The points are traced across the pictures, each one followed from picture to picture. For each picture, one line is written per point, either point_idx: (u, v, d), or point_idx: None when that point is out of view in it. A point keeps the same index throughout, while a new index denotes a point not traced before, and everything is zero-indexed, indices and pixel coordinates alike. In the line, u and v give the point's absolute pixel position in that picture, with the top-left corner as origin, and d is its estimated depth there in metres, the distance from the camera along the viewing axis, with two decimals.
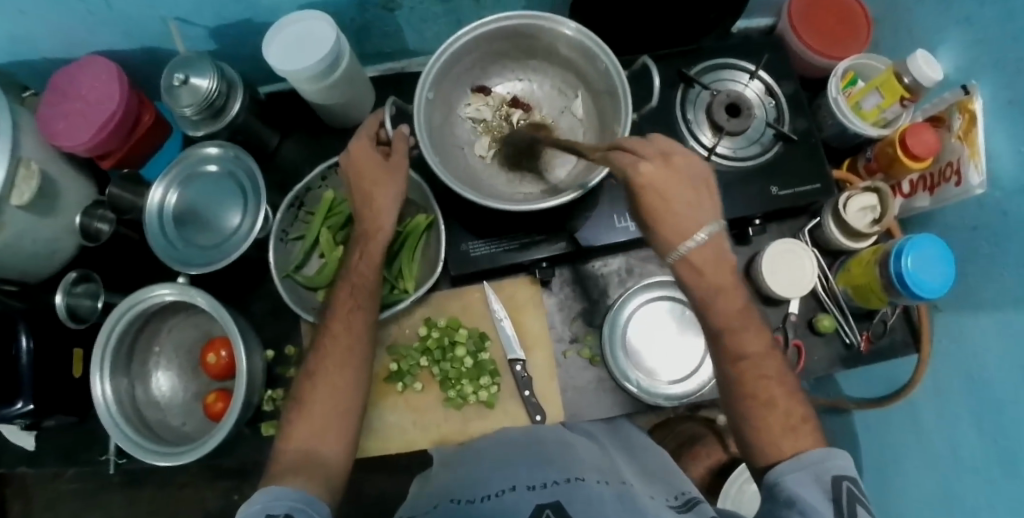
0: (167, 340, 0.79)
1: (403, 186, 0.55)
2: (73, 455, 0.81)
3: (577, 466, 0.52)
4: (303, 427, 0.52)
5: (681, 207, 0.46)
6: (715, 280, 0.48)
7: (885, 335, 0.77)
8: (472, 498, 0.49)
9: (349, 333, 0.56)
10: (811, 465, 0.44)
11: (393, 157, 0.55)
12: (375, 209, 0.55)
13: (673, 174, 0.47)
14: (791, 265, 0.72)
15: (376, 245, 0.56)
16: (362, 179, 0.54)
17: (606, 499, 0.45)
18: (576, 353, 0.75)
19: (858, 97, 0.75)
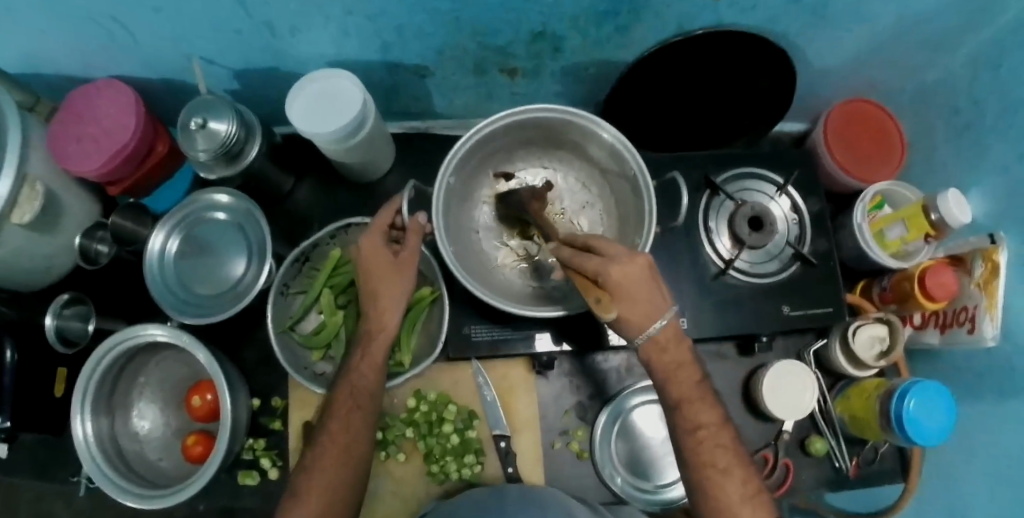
0: (154, 371, 0.78)
1: (408, 283, 0.57)
2: (45, 470, 0.82)
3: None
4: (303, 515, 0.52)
5: (643, 302, 0.45)
6: (679, 358, 0.50)
7: (874, 462, 0.77)
8: None
9: (344, 434, 0.56)
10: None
11: (402, 253, 0.57)
12: (379, 309, 0.57)
13: (636, 277, 0.44)
14: (792, 389, 0.71)
15: (377, 346, 0.57)
16: (370, 274, 0.56)
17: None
18: (564, 444, 0.71)
19: (882, 224, 0.75)
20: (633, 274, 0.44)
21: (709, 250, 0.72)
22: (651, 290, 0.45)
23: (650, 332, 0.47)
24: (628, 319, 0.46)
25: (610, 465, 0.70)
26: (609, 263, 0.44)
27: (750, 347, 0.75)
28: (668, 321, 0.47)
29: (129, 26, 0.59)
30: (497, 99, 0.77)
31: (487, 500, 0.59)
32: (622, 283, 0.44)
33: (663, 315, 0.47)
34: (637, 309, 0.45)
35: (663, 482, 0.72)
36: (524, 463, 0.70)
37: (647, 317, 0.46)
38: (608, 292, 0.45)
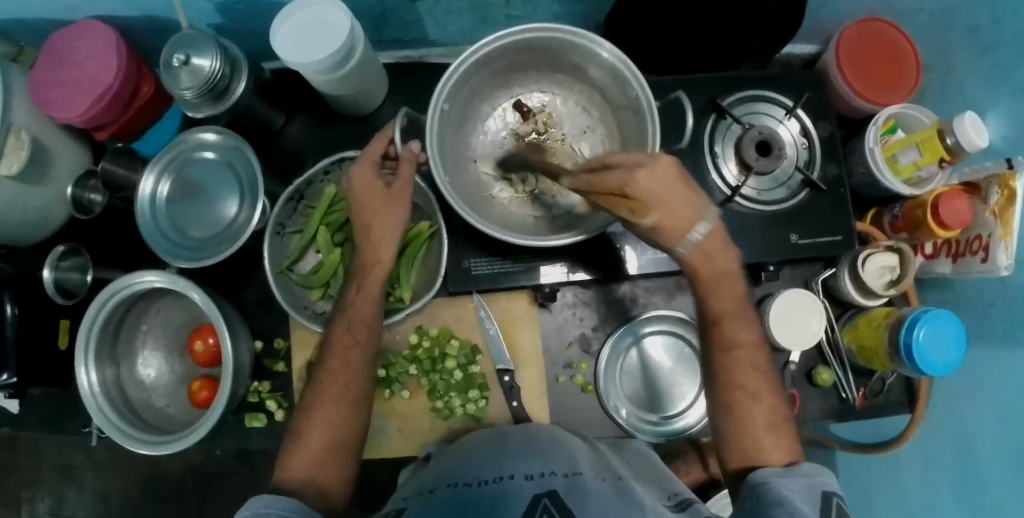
0: (155, 320, 0.78)
1: (402, 216, 0.56)
2: (57, 422, 0.81)
3: (579, 459, 0.49)
4: (301, 461, 0.51)
5: (680, 207, 0.43)
6: (723, 267, 0.49)
7: (882, 393, 0.76)
8: (469, 482, 0.46)
9: (345, 370, 0.55)
10: (803, 476, 0.44)
11: (395, 185, 0.55)
12: (374, 242, 0.55)
13: (669, 182, 0.41)
14: (798, 319, 0.70)
15: (374, 279, 0.57)
16: (363, 207, 0.55)
17: (603, 493, 0.43)
18: (569, 378, 0.71)
19: (895, 149, 0.72)
20: (662, 177, 0.41)
21: (716, 177, 0.70)
22: (686, 191, 0.43)
23: (691, 238, 0.45)
24: (667, 225, 0.44)
25: (615, 396, 0.70)
26: (636, 170, 0.40)
27: (758, 276, 0.74)
28: (710, 226, 0.46)
29: None
30: (491, 24, 0.73)
31: (487, 442, 0.56)
32: (654, 192, 0.41)
33: (701, 216, 0.45)
34: (676, 216, 0.43)
35: (668, 414, 0.71)
36: (529, 396, 0.70)
37: (685, 220, 0.44)
38: (640, 203, 0.42)
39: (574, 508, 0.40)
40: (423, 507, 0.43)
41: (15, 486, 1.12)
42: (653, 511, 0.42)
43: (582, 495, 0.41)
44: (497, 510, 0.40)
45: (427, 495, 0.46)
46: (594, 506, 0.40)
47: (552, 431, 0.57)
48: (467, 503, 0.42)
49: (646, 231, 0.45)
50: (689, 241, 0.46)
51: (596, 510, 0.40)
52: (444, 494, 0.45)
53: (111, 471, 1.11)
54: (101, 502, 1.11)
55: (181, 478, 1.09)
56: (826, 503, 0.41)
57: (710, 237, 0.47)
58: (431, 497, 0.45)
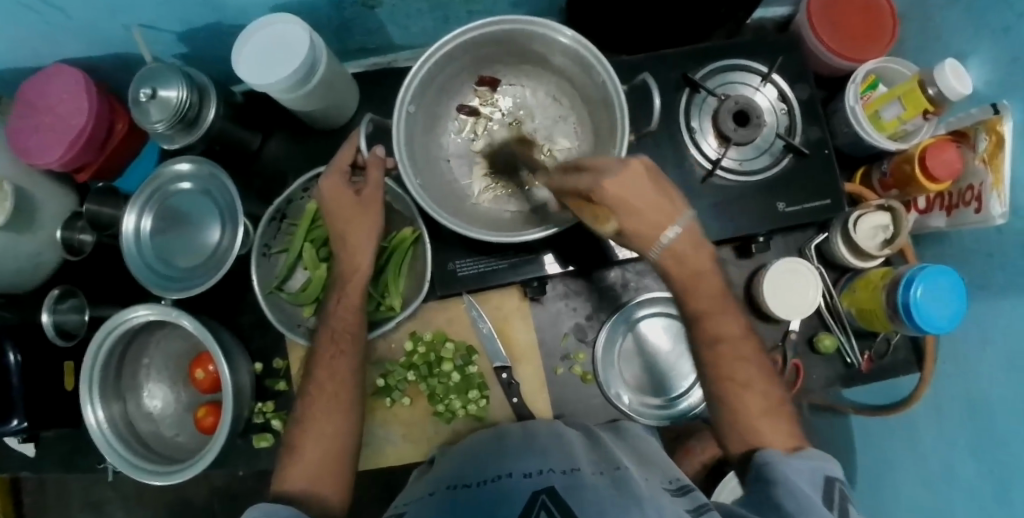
0: (156, 351, 0.78)
1: (377, 219, 0.58)
2: (72, 461, 0.82)
3: (578, 455, 0.49)
4: (301, 471, 0.53)
5: (650, 211, 0.45)
6: (697, 267, 0.50)
7: (887, 355, 0.75)
8: (468, 483, 0.46)
9: (334, 380, 0.57)
10: (808, 460, 0.43)
11: (365, 191, 0.57)
12: (350, 250, 0.58)
13: (634, 183, 0.44)
14: (795, 288, 0.68)
15: (354, 285, 0.59)
16: (336, 216, 0.57)
17: (601, 487, 0.43)
18: (568, 370, 0.70)
19: (877, 105, 0.71)
20: (629, 183, 0.44)
21: (695, 153, 0.69)
22: (654, 196, 0.44)
23: (662, 241, 0.47)
24: (633, 230, 0.46)
25: (616, 384, 0.69)
26: (603, 178, 0.43)
27: (749, 249, 0.73)
28: (682, 226, 0.47)
29: (60, 6, 0.55)
30: (454, 22, 0.72)
31: (487, 441, 0.56)
32: (623, 200, 0.44)
33: (674, 221, 0.46)
34: (644, 220, 0.45)
35: (672, 396, 0.70)
36: (529, 391, 0.70)
37: (655, 226, 0.46)
38: (606, 207, 0.45)
39: (573, 503, 0.40)
40: (423, 509, 0.44)
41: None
42: (651, 501, 0.41)
43: (580, 492, 0.41)
44: (493, 508, 0.40)
45: (428, 498, 0.46)
46: (591, 500, 0.40)
47: (547, 424, 0.58)
48: (465, 503, 0.42)
49: (618, 235, 0.48)
50: (658, 243, 0.47)
51: (595, 502, 0.39)
52: (444, 495, 0.45)
53: (138, 502, 1.13)
54: None
55: (208, 502, 1.11)
56: (828, 487, 0.41)
57: (684, 239, 0.48)
58: (431, 499, 0.46)
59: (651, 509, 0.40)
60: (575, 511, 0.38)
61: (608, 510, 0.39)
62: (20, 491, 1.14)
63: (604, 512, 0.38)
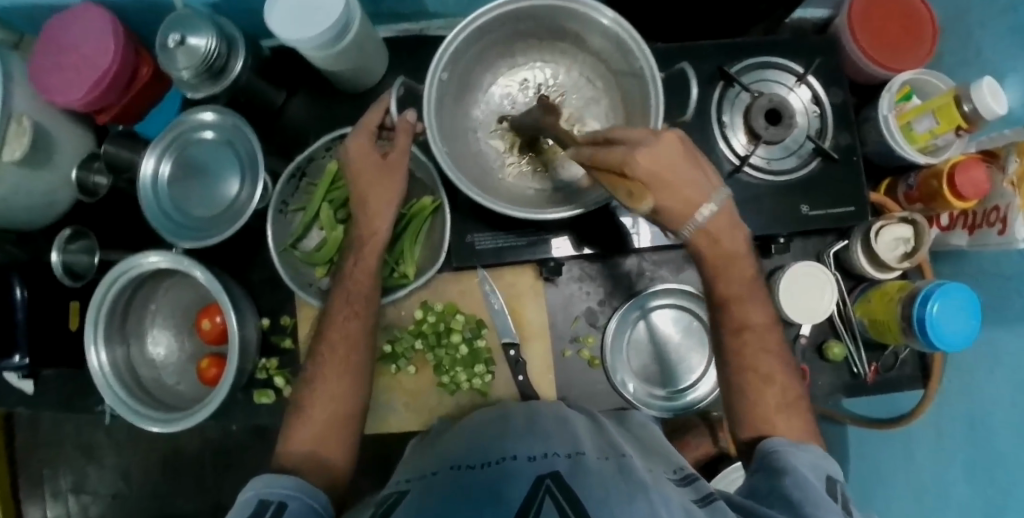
0: (163, 299, 0.78)
1: (399, 187, 0.58)
2: (71, 403, 0.82)
3: (581, 440, 0.49)
4: (306, 432, 0.53)
5: (682, 185, 0.45)
6: (727, 239, 0.50)
7: (895, 368, 0.74)
8: (473, 464, 0.46)
9: (346, 341, 0.57)
10: (811, 455, 0.46)
11: (390, 155, 0.57)
12: (370, 212, 0.58)
13: (669, 155, 0.43)
14: (810, 291, 0.68)
15: (371, 248, 0.59)
16: (359, 178, 0.57)
17: (605, 471, 0.43)
18: (575, 353, 0.70)
19: (910, 116, 0.70)
20: (662, 155, 0.43)
21: (724, 148, 0.68)
22: (689, 169, 0.44)
23: (696, 218, 0.47)
24: (668, 207, 0.46)
25: (622, 371, 0.69)
26: (636, 151, 0.42)
27: (768, 249, 0.71)
28: (717, 203, 0.47)
29: None
30: None
31: (490, 423, 0.56)
32: (657, 170, 0.43)
33: (709, 197, 0.47)
34: (679, 197, 0.45)
35: (679, 388, 0.70)
36: (536, 372, 0.69)
37: (690, 202, 0.46)
38: (642, 183, 0.44)
39: (576, 487, 0.39)
40: (428, 488, 0.44)
41: (37, 466, 1.15)
42: (657, 488, 0.41)
43: (585, 476, 0.41)
44: (499, 492, 0.40)
45: (430, 477, 0.46)
46: (596, 485, 0.40)
47: (549, 407, 0.59)
48: (468, 483, 0.42)
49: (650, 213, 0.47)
50: (694, 220, 0.47)
51: (599, 486, 0.39)
52: (447, 476, 0.45)
53: (130, 452, 1.13)
54: (122, 480, 1.13)
55: (200, 456, 1.11)
56: (830, 484, 0.43)
57: (718, 218, 0.48)
58: (435, 478, 0.46)
59: (657, 497, 0.40)
60: (578, 495, 0.39)
61: (613, 497, 0.38)
62: (13, 429, 1.14)
63: (607, 497, 0.38)
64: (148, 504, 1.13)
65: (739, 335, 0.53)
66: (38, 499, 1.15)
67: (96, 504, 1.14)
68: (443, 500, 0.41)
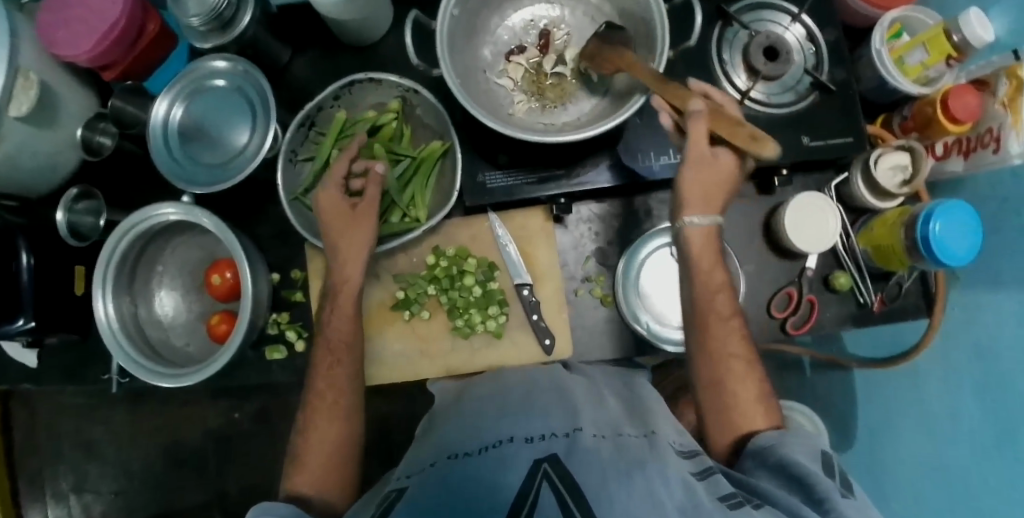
0: (171, 259, 0.77)
1: (371, 228, 0.63)
2: (75, 373, 0.80)
3: (579, 415, 0.52)
4: (304, 477, 0.56)
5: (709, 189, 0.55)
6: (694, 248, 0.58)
7: (899, 298, 0.75)
8: (469, 452, 0.48)
9: (334, 389, 0.61)
10: (800, 439, 0.50)
11: (359, 206, 0.62)
12: (342, 264, 0.62)
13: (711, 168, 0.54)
14: (815, 221, 0.69)
15: (345, 297, 0.63)
16: (333, 225, 0.62)
17: (601, 448, 0.45)
18: (588, 292, 0.70)
19: (901, 51, 0.72)
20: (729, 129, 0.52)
21: (726, 85, 0.70)
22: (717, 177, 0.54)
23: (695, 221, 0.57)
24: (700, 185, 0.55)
25: (637, 307, 0.68)
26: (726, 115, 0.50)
27: (771, 183, 0.73)
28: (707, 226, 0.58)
29: None
30: None
31: (489, 399, 0.59)
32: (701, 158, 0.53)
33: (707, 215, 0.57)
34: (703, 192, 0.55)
35: None
36: (549, 311, 0.69)
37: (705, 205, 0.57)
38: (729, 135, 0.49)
39: (571, 467, 0.42)
40: (426, 482, 0.46)
41: (37, 465, 1.12)
42: (652, 461, 0.44)
43: (579, 455, 0.43)
44: (499, 477, 0.42)
45: (429, 471, 0.48)
46: (591, 462, 0.42)
47: (548, 375, 0.62)
48: (466, 473, 0.45)
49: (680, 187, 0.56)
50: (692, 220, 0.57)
51: (595, 464, 0.42)
52: (445, 467, 0.47)
53: (131, 442, 1.11)
54: (125, 472, 1.10)
55: (204, 444, 1.09)
56: (824, 461, 0.47)
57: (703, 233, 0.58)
58: (432, 471, 0.48)
59: (651, 470, 0.42)
60: (574, 474, 0.41)
61: (610, 473, 0.41)
62: (11, 422, 1.11)
63: (603, 473, 0.41)
64: (152, 499, 1.10)
65: (706, 300, 0.58)
66: (38, 501, 1.12)
67: (99, 501, 1.11)
68: (437, 492, 0.43)
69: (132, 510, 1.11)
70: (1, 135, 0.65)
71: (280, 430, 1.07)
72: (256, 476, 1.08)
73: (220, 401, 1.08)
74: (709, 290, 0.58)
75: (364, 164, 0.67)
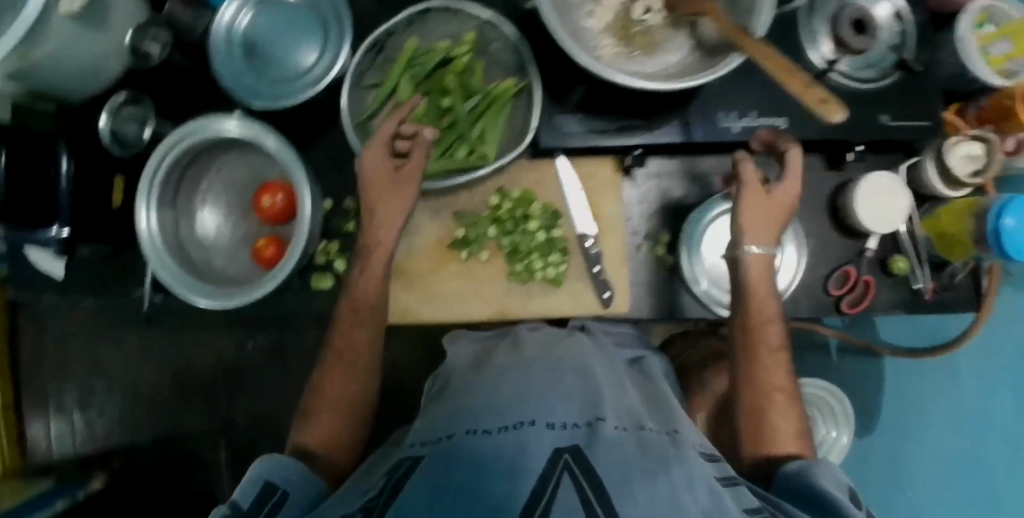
0: (216, 178, 0.75)
1: (409, 202, 0.59)
2: (105, 287, 0.77)
3: (602, 401, 0.49)
4: (312, 431, 0.56)
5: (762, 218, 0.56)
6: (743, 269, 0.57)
7: (950, 289, 0.75)
8: (482, 427, 0.45)
9: (353, 349, 0.59)
10: (829, 470, 0.48)
11: (404, 167, 0.57)
12: (376, 225, 0.58)
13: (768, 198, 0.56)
14: (885, 201, 0.67)
15: (376, 259, 0.59)
16: (375, 189, 0.58)
17: (625, 444, 0.42)
18: (649, 249, 0.69)
19: (985, 41, 0.71)
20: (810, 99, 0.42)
21: (812, 55, 0.68)
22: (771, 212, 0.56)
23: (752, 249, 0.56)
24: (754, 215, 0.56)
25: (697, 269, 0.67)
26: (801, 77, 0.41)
27: (843, 157, 0.71)
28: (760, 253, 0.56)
29: None
30: None
31: (504, 367, 0.55)
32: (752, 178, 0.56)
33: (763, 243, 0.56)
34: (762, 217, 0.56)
35: None
36: (611, 264, 0.67)
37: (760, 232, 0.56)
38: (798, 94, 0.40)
39: (596, 463, 0.38)
40: (434, 456, 0.43)
41: (41, 379, 1.09)
42: (677, 463, 0.41)
43: (604, 450, 0.40)
44: (517, 461, 0.39)
45: (436, 444, 0.45)
46: (617, 460, 0.39)
47: (567, 350, 0.59)
48: (477, 451, 0.41)
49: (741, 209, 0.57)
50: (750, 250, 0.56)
51: (622, 463, 0.39)
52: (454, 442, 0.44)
53: (140, 365, 1.08)
54: (132, 394, 1.08)
55: (214, 372, 1.06)
56: (853, 496, 0.46)
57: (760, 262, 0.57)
58: (439, 446, 0.44)
59: (678, 474, 0.39)
60: (599, 472, 0.38)
61: (636, 476, 0.38)
62: (17, 334, 1.08)
63: (629, 474, 0.38)
64: (156, 423, 1.08)
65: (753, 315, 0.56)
66: (41, 415, 1.09)
67: (103, 421, 1.08)
68: (446, 469, 0.40)
69: (135, 435, 1.08)
70: (47, 33, 0.59)
71: (292, 367, 1.05)
72: (267, 408, 1.05)
73: (231, 330, 1.05)
74: (762, 318, 0.56)
75: (413, 127, 0.57)
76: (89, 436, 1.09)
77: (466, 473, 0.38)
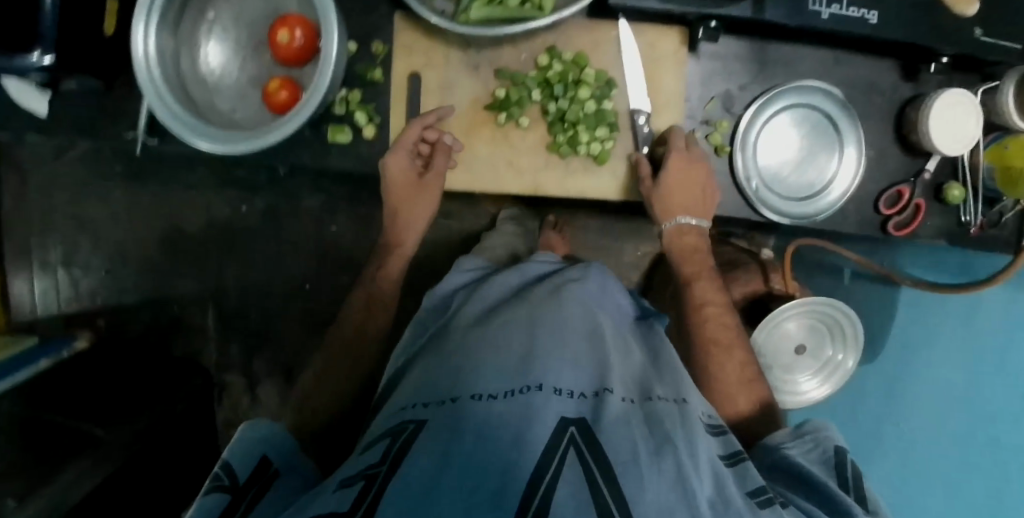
0: (225, 8, 0.65)
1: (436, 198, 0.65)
2: (92, 126, 0.66)
3: (608, 366, 0.45)
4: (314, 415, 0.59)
5: (690, 199, 0.62)
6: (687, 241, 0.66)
7: (997, 226, 0.72)
8: (480, 388, 0.41)
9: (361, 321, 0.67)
10: (809, 442, 0.49)
11: (428, 177, 0.62)
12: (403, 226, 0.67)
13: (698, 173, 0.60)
14: (953, 122, 0.62)
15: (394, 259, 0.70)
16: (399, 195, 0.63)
17: (632, 418, 0.39)
18: (703, 137, 0.65)
19: None
20: None
21: None
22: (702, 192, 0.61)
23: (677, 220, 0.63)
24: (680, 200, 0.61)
25: (750, 166, 0.63)
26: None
27: (920, 66, 0.66)
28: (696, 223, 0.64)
29: None
30: None
31: (502, 324, 0.51)
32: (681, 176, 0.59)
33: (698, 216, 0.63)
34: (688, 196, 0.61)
35: (801, 196, 0.65)
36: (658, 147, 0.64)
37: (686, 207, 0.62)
38: None
39: (604, 437, 0.35)
40: (422, 421, 0.38)
41: (24, 232, 1.06)
42: (687, 441, 0.38)
43: (615, 425, 0.36)
44: (520, 428, 0.35)
45: (427, 405, 0.40)
46: (624, 435, 0.35)
47: (572, 300, 0.54)
48: (474, 416, 0.37)
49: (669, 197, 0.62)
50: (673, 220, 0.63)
51: (630, 440, 0.35)
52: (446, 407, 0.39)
53: (129, 222, 1.07)
54: (120, 253, 1.07)
55: (206, 235, 1.08)
56: (836, 463, 0.47)
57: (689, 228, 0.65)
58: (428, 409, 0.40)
59: (687, 453, 0.36)
60: (607, 449, 0.34)
61: (646, 457, 0.34)
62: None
63: (638, 452, 0.34)
64: (146, 284, 1.08)
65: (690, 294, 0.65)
66: (23, 269, 1.06)
67: (88, 278, 1.07)
68: (437, 434, 0.36)
69: (122, 294, 1.08)
70: None
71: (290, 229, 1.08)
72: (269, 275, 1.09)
73: (227, 191, 1.06)
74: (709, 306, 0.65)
75: (437, 134, 0.60)
76: (73, 295, 1.07)
77: (464, 443, 0.33)
